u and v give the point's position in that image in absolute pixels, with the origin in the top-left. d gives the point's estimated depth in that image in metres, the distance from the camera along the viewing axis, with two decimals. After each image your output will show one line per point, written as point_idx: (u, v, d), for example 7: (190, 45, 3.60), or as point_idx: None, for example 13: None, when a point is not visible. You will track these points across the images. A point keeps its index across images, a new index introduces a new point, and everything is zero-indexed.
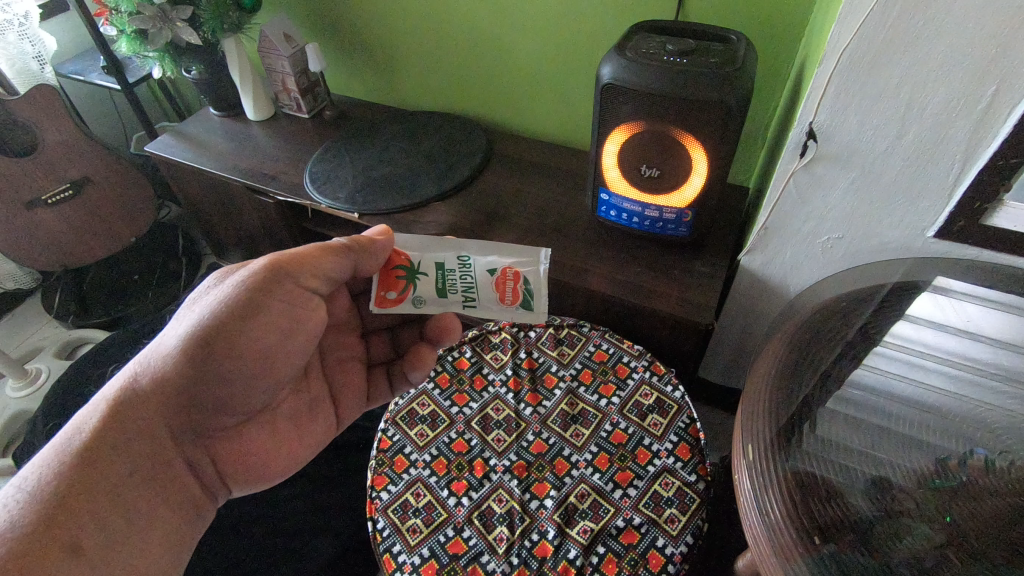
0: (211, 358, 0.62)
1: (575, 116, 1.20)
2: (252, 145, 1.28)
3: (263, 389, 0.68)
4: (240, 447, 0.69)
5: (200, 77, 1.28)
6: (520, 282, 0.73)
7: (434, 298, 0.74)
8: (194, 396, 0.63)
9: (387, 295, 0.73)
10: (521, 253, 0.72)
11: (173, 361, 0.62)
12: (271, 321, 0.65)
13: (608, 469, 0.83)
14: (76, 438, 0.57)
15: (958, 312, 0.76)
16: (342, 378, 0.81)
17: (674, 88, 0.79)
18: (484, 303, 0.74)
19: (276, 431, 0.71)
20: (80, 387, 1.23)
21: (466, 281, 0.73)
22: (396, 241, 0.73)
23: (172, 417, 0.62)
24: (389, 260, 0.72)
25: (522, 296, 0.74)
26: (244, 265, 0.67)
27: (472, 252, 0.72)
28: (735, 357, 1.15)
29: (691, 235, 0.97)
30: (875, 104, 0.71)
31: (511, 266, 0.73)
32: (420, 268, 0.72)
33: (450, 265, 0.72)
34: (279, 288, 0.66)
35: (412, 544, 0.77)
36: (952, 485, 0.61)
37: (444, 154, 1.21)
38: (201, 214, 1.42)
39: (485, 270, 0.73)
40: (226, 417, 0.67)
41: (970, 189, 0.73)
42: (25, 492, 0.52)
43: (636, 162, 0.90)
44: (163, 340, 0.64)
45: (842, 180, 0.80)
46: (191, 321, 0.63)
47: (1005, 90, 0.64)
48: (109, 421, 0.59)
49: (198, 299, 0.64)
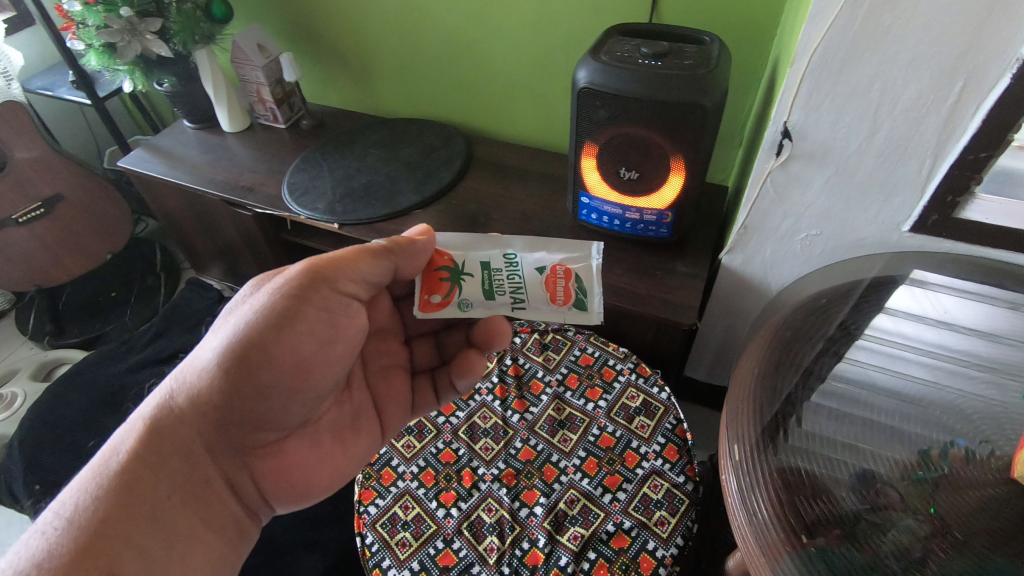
0: (248, 371, 0.61)
1: (554, 120, 1.21)
2: (228, 158, 1.26)
3: (303, 401, 0.65)
4: (282, 463, 0.66)
5: (173, 90, 1.26)
6: (573, 279, 0.66)
7: (481, 300, 0.66)
8: (232, 411, 0.61)
9: (430, 299, 0.67)
10: (572, 248, 0.66)
11: (209, 377, 0.60)
12: (309, 330, 0.63)
13: (596, 473, 0.83)
14: (114, 459, 0.57)
15: (934, 304, 0.78)
16: (386, 387, 0.76)
17: (650, 91, 0.79)
18: (534, 304, 0.66)
19: (321, 444, 0.68)
20: (57, 408, 1.20)
21: (513, 281, 0.66)
22: (438, 240, 0.68)
23: (210, 435, 0.61)
24: (431, 261, 0.67)
25: (576, 295, 0.66)
26: (280, 272, 0.65)
27: (519, 249, 0.66)
28: (720, 356, 1.16)
29: (672, 236, 0.98)
30: (847, 102, 0.72)
31: (562, 262, 0.66)
32: (464, 269, 0.66)
33: (496, 264, 0.66)
34: (316, 295, 0.63)
35: (402, 558, 0.77)
36: (935, 476, 0.61)
37: (423, 161, 1.20)
38: (178, 228, 1.40)
39: (533, 269, 0.66)
40: (266, 433, 0.64)
41: (943, 184, 0.74)
42: (62, 518, 0.52)
43: (615, 165, 0.90)
44: (198, 354, 0.63)
45: (818, 178, 0.81)
46: (226, 334, 0.61)
47: (973, 85, 0.65)
48: (146, 442, 0.58)
49: (232, 313, 0.63)
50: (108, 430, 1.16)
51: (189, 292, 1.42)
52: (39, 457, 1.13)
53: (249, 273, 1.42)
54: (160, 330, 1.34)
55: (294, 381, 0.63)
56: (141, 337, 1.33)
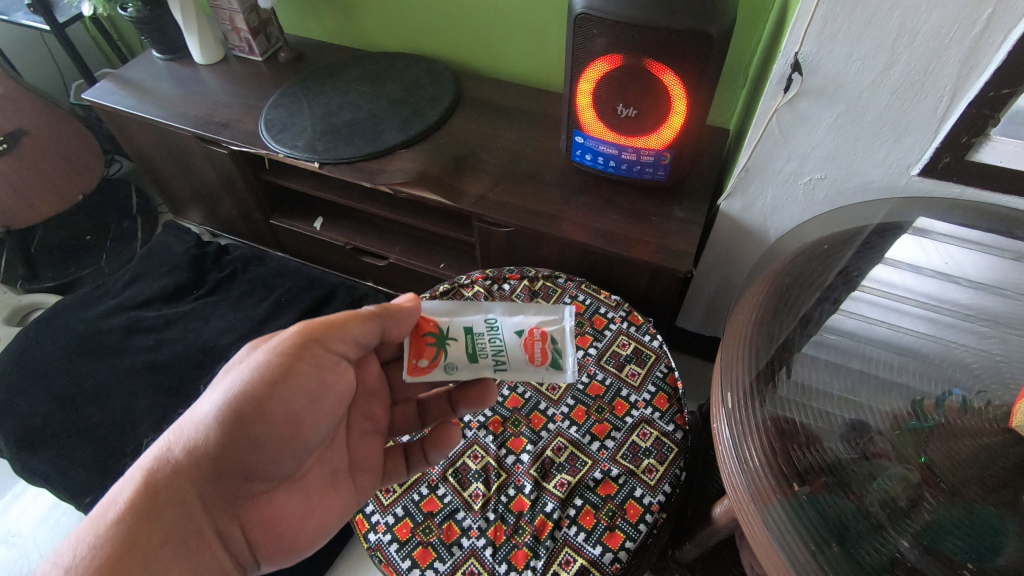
0: (241, 425, 0.57)
1: (549, 56, 1.13)
2: (201, 92, 1.18)
3: (292, 454, 0.61)
4: (272, 515, 0.61)
5: (138, 15, 1.17)
6: (549, 341, 0.61)
7: (466, 365, 0.62)
8: (223, 464, 0.57)
9: (417, 363, 0.62)
10: (547, 310, 0.62)
11: (207, 431, 0.57)
12: (300, 386, 0.60)
13: (584, 422, 0.82)
14: (111, 509, 0.54)
15: (940, 253, 0.74)
16: (362, 452, 0.70)
17: (652, 18, 0.73)
18: (515, 368, 0.61)
19: (311, 500, 0.64)
20: (30, 353, 1.17)
21: (493, 344, 0.61)
22: (423, 307, 0.64)
23: (203, 486, 0.57)
24: (416, 326, 0.63)
25: (552, 356, 0.61)
26: (276, 333, 0.62)
27: (499, 313, 0.62)
28: (713, 305, 1.14)
29: (669, 179, 0.93)
30: (864, 33, 0.67)
31: (539, 324, 0.61)
32: (449, 333, 0.62)
33: (478, 329, 0.61)
34: (307, 353, 0.60)
35: (385, 504, 0.76)
36: (929, 425, 0.59)
37: (409, 98, 1.14)
38: (152, 168, 1.33)
39: (513, 332, 0.61)
40: (258, 483, 0.60)
41: (959, 123, 0.70)
42: (59, 567, 0.49)
43: (612, 101, 0.85)
44: (196, 409, 0.59)
45: (826, 117, 0.76)
46: (222, 391, 0.58)
47: (1002, 12, 0.60)
48: (143, 493, 0.55)
49: (228, 369, 0.60)
50: (84, 376, 1.14)
51: (166, 236, 1.36)
52: (14, 403, 1.11)
53: (228, 216, 1.36)
54: (136, 274, 1.30)
55: (285, 436, 0.59)
56: (116, 282, 1.29)
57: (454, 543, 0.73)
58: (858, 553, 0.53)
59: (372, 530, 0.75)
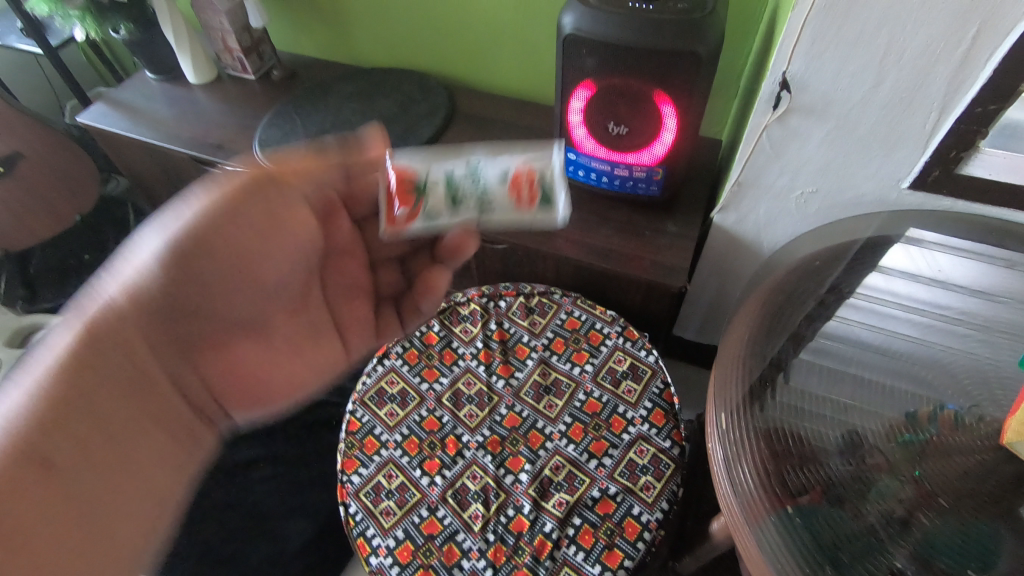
0: (189, 261, 0.58)
1: (541, 70, 1.14)
2: (195, 112, 1.19)
3: (239, 349, 0.65)
4: (218, 385, 0.65)
5: (130, 38, 1.17)
6: (534, 176, 0.74)
7: (447, 211, 0.72)
8: (172, 302, 0.58)
9: (396, 214, 0.71)
10: (531, 152, 0.75)
11: (152, 274, 0.57)
12: (251, 222, 0.61)
13: (582, 439, 0.82)
14: (47, 358, 0.53)
15: (929, 262, 0.76)
16: (348, 312, 0.75)
17: (641, 40, 0.74)
18: (501, 209, 0.72)
19: (259, 339, 0.67)
20: None
21: (478, 186, 0.73)
22: (403, 160, 0.74)
23: (145, 384, 0.58)
24: (398, 177, 0.72)
25: (541, 198, 0.73)
26: (226, 172, 0.63)
27: (480, 158, 0.75)
28: (709, 314, 1.14)
29: (662, 194, 0.94)
30: (852, 51, 0.67)
31: (523, 164, 0.74)
32: (429, 183, 0.73)
33: (458, 173, 0.74)
34: (260, 194, 0.62)
35: (386, 527, 0.77)
36: (922, 439, 0.60)
37: (403, 114, 1.14)
38: (147, 187, 1.33)
39: (495, 177, 0.74)
40: (212, 326, 0.62)
41: (948, 139, 0.70)
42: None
43: (603, 118, 0.85)
44: (138, 243, 0.58)
45: (817, 132, 0.77)
46: (172, 220, 0.58)
47: (987, 30, 0.60)
48: (68, 381, 0.53)
49: (175, 199, 0.60)
50: None
51: None
52: None
53: None
54: None
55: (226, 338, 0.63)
56: None
57: (455, 565, 0.74)
58: (854, 574, 0.53)
59: (373, 553, 0.76)
